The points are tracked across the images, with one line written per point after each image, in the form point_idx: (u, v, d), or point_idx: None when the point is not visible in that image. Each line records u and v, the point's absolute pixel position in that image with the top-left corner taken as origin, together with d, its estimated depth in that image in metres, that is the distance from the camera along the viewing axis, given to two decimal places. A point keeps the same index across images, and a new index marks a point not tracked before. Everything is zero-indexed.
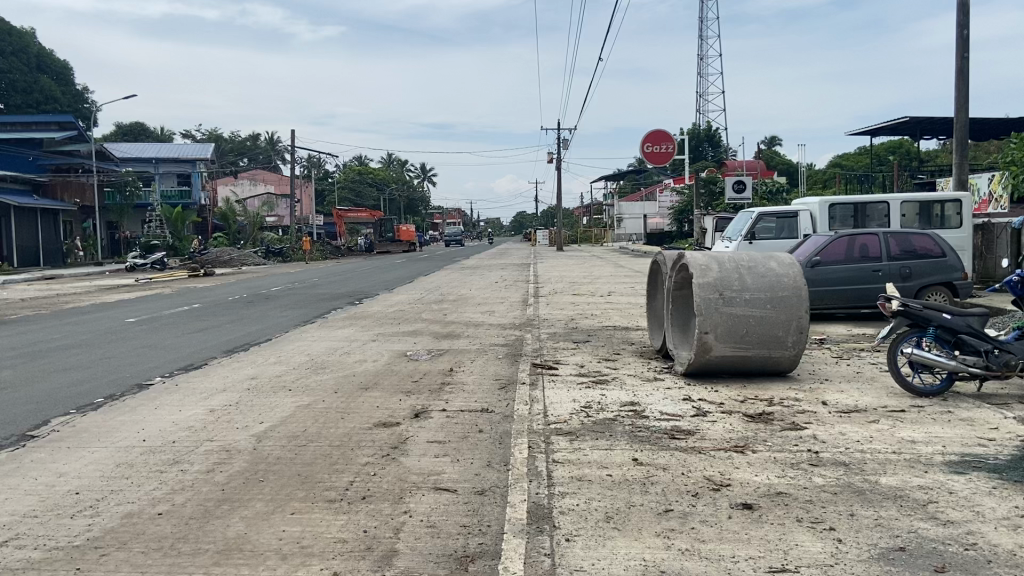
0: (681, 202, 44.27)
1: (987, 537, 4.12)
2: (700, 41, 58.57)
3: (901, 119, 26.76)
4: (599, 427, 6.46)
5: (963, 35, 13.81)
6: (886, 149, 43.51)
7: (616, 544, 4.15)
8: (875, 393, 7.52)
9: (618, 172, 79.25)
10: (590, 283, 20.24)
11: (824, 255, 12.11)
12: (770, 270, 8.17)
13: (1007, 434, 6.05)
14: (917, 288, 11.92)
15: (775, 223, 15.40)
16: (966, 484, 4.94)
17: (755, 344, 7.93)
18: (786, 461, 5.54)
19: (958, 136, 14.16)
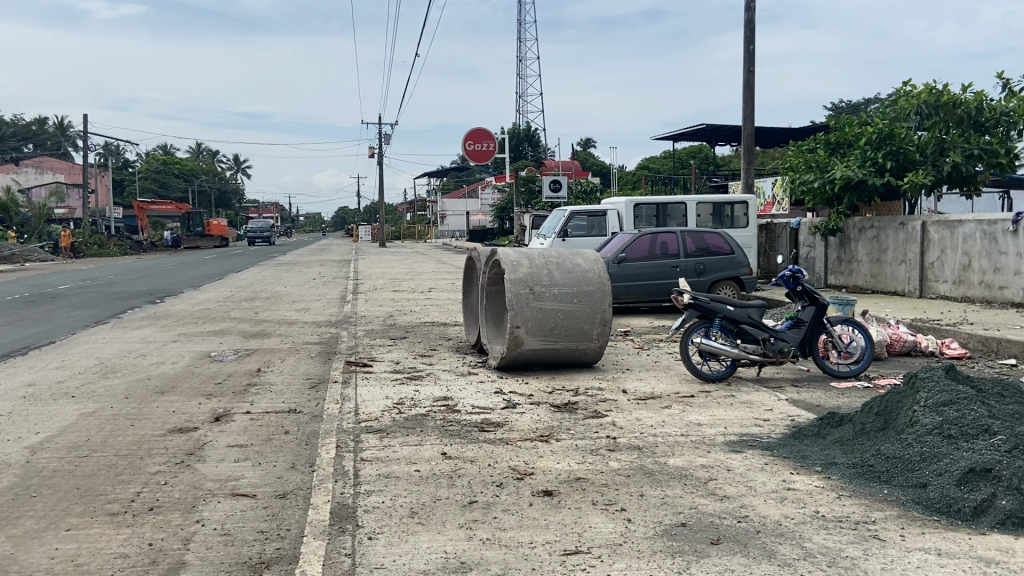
0: (502, 200, 45.24)
1: (757, 509, 4.54)
2: (519, 44, 60.25)
3: (698, 125, 28.87)
4: (409, 423, 6.45)
5: (749, 49, 15.10)
6: (688, 155, 46.46)
7: (418, 539, 4.17)
8: (670, 380, 8.08)
9: (441, 169, 79.63)
10: (410, 279, 20.18)
11: (629, 252, 12.82)
12: (577, 266, 8.51)
13: (780, 414, 6.71)
14: (710, 283, 12.92)
15: (586, 222, 15.91)
16: (742, 461, 5.43)
17: (562, 338, 8.26)
18: (586, 447, 5.82)
19: (746, 141, 15.45)
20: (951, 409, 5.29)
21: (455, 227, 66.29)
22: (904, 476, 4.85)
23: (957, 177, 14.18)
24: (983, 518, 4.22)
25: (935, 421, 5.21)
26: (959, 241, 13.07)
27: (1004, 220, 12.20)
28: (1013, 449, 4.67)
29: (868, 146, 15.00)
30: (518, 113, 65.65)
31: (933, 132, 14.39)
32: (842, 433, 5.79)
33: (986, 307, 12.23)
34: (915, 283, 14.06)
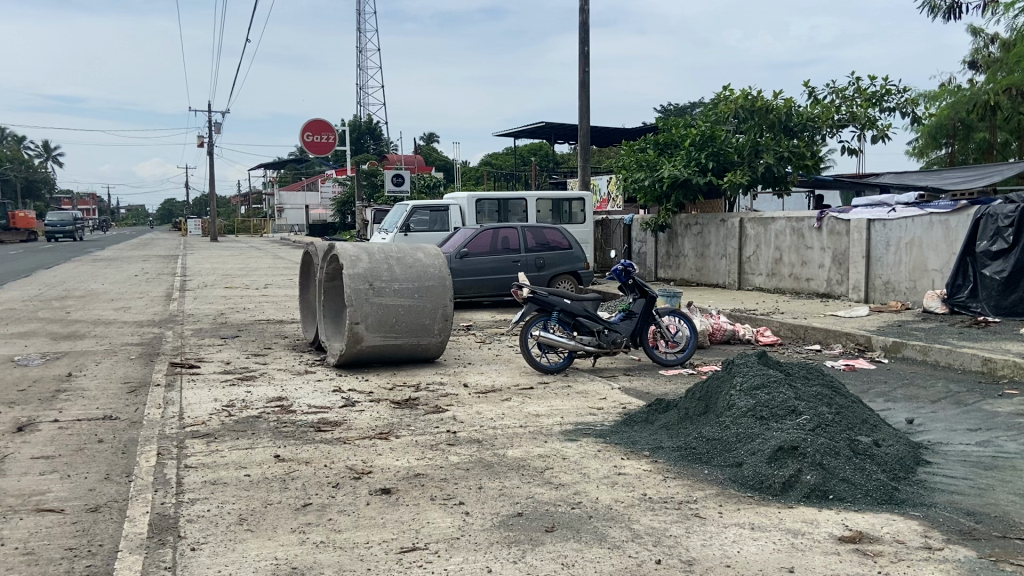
0: (343, 194, 44.28)
1: (590, 495, 4.69)
2: (360, 35, 59.11)
3: (537, 123, 29.51)
4: (240, 426, 6.15)
5: (584, 51, 15.60)
6: (528, 152, 47.44)
7: (247, 546, 3.97)
8: (510, 373, 8.21)
9: (279, 162, 76.76)
10: (244, 276, 19.26)
11: (471, 247, 12.91)
12: (417, 261, 8.44)
13: (613, 402, 6.98)
14: (549, 277, 13.24)
15: (428, 216, 15.75)
16: (577, 449, 5.60)
17: (404, 333, 8.17)
18: (425, 443, 5.79)
19: (582, 139, 15.97)
20: (763, 392, 5.71)
21: (295, 221, 64.11)
22: (722, 456, 5.18)
23: (769, 177, 15.28)
24: (791, 492, 4.59)
25: (749, 403, 5.60)
26: (772, 237, 14.17)
27: (810, 217, 13.35)
28: (816, 428, 5.10)
29: (692, 147, 15.93)
30: (360, 105, 64.42)
31: (749, 135, 15.40)
32: (668, 418, 6.11)
33: (795, 297, 13.34)
34: (734, 276, 15.10)
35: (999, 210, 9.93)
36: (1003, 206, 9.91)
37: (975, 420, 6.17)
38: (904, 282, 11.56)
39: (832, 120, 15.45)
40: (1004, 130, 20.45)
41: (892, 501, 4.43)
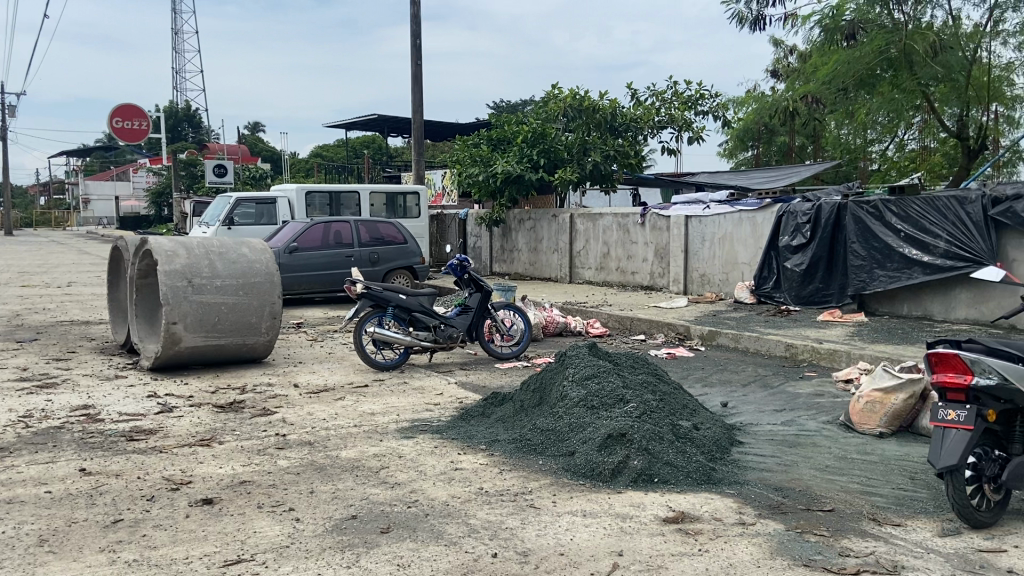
0: (159, 185, 41.37)
1: (426, 493, 4.63)
2: (177, 16, 55.44)
3: (369, 116, 28.95)
4: (39, 438, 5.55)
5: (416, 44, 15.47)
6: (360, 145, 46.49)
7: (47, 571, 3.58)
8: (343, 371, 7.98)
9: (84, 149, 70.54)
10: (42, 273, 17.47)
11: (301, 241, 12.44)
12: (242, 256, 7.99)
13: (449, 398, 6.95)
14: (384, 272, 13.01)
15: (254, 208, 14.71)
16: (414, 446, 5.52)
17: (227, 333, 7.72)
18: (253, 448, 5.49)
19: (415, 133, 15.84)
20: (593, 382, 5.88)
21: (103, 213, 59.15)
22: (555, 446, 5.29)
23: (597, 174, 15.99)
24: (619, 477, 4.76)
25: (581, 393, 5.75)
26: (600, 232, 14.74)
27: (635, 214, 13.99)
28: (642, 415, 5.31)
29: (524, 144, 16.21)
30: (177, 91, 60.43)
31: (578, 133, 15.87)
32: (504, 411, 6.17)
33: (621, 290, 13.95)
34: (565, 271, 15.60)
35: (798, 208, 10.83)
36: (802, 205, 10.83)
37: (780, 401, 6.69)
38: (718, 275, 12.37)
39: (653, 121, 16.28)
40: (801, 135, 22.44)
41: (710, 481, 4.70)
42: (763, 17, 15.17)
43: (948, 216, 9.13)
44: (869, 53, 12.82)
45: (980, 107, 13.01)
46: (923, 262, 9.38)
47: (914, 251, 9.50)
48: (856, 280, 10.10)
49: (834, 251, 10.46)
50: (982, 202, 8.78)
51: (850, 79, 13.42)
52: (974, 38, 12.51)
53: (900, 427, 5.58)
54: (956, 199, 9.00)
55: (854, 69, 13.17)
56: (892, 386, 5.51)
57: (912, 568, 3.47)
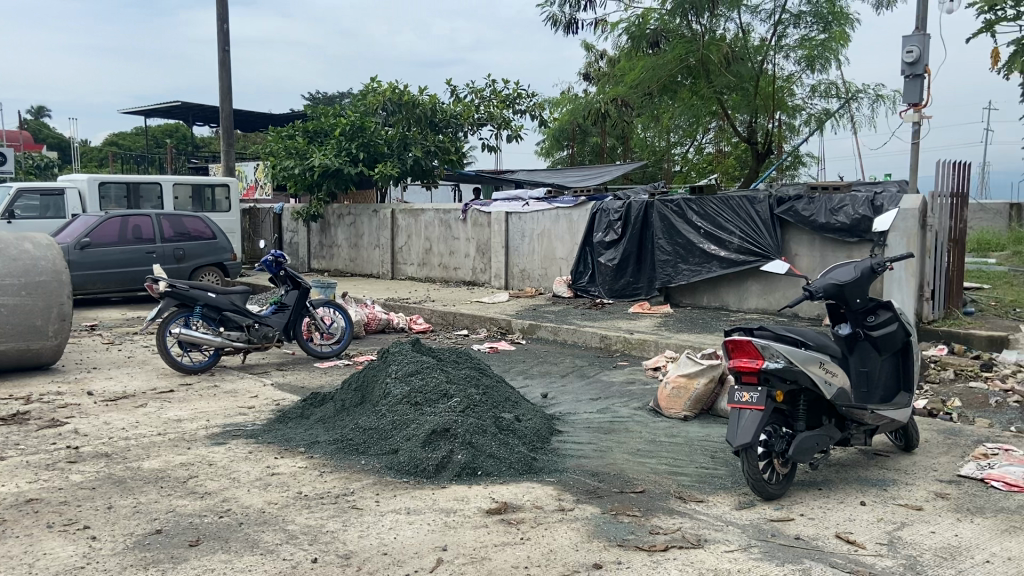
0: None
1: (240, 501, 4.39)
2: None
3: (172, 104, 27.07)
4: None
5: (223, 29, 14.67)
6: (163, 134, 43.40)
7: None
8: (145, 376, 7.40)
9: None
10: None
11: (95, 235, 11.39)
12: (24, 252, 7.18)
13: (264, 400, 6.64)
14: (190, 269, 12.23)
15: (38, 200, 13.26)
16: (226, 453, 5.22)
17: (7, 338, 6.93)
18: (40, 463, 4.95)
19: (225, 123, 15.01)
20: (416, 378, 5.83)
21: None
22: (378, 445, 5.20)
23: (418, 169, 15.99)
24: (443, 473, 4.76)
25: (403, 390, 5.68)
26: (421, 228, 14.71)
27: (456, 210, 14.08)
28: (465, 409, 5.33)
29: (343, 136, 15.69)
30: None
31: (397, 128, 15.72)
32: (324, 412, 5.99)
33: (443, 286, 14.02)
34: (387, 267, 15.45)
35: (611, 206, 11.38)
36: (613, 203, 11.38)
37: (595, 391, 7.00)
38: (537, 270, 12.74)
39: (472, 118, 16.46)
40: (612, 137, 23.56)
41: (532, 470, 4.82)
42: (575, 21, 15.77)
43: (740, 214, 9.90)
44: (670, 61, 13.69)
45: (766, 115, 14.25)
46: (720, 257, 10.13)
47: (712, 247, 10.23)
48: (663, 273, 10.76)
49: (643, 246, 11.07)
50: (769, 201, 9.57)
51: (654, 85, 14.26)
52: (760, 51, 13.69)
53: (702, 409, 6.01)
54: (747, 199, 9.78)
55: (658, 75, 13.99)
56: (694, 371, 5.94)
57: (714, 540, 3.74)
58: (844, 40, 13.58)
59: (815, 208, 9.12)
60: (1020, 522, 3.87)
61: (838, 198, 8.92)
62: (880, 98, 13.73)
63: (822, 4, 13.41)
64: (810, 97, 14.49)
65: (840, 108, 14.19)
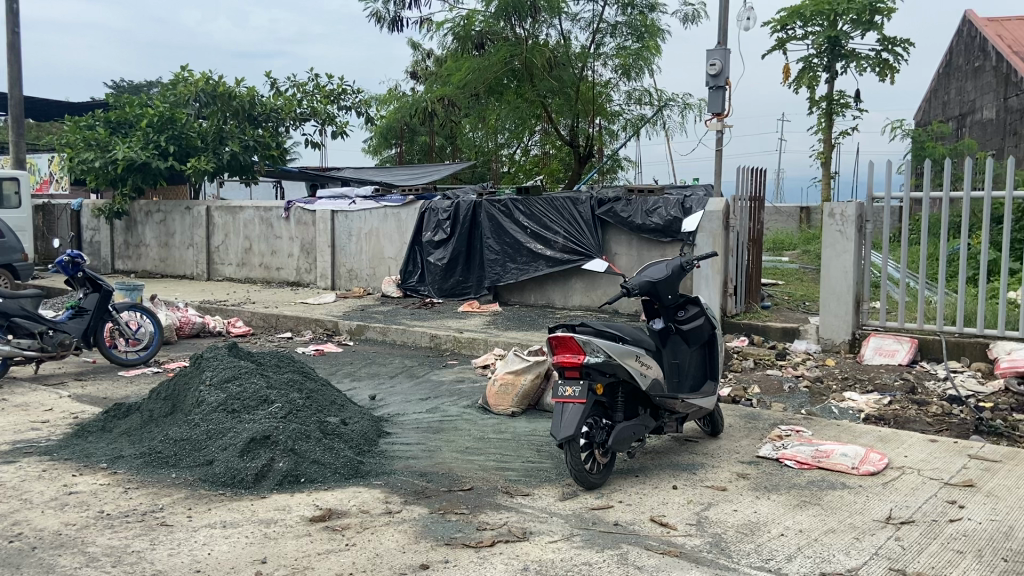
0: None
1: (32, 524, 3.97)
2: None
3: None
4: None
5: (11, 7, 13.26)
6: None
7: None
8: None
9: None
10: None
11: None
12: None
13: (60, 413, 6.06)
14: None
15: None
16: (15, 473, 4.70)
17: None
18: None
19: (13, 109, 13.55)
20: (234, 384, 5.54)
21: None
22: (192, 456, 4.89)
23: (235, 165, 15.33)
24: (264, 482, 4.54)
25: (220, 397, 5.37)
26: (240, 226, 14.05)
27: (277, 208, 13.56)
28: (287, 415, 5.11)
29: (149, 128, 14.82)
30: None
31: (213, 121, 14.89)
32: (130, 424, 5.57)
33: (265, 287, 13.46)
34: (203, 268, 14.62)
35: (439, 205, 11.43)
36: (442, 202, 11.42)
37: (424, 390, 6.98)
38: (365, 270, 12.53)
39: (294, 113, 15.65)
40: (439, 137, 23.62)
41: (358, 475, 4.72)
42: (400, 18, 15.64)
43: (564, 214, 10.22)
44: (495, 64, 13.95)
45: (587, 120, 14.82)
46: (545, 256, 10.41)
47: (538, 246, 10.49)
48: (491, 272, 10.92)
49: (471, 246, 11.19)
50: (590, 202, 9.93)
51: (481, 86, 14.30)
52: (581, 58, 14.23)
53: (529, 405, 6.14)
54: (570, 200, 10.11)
55: (483, 76, 14.18)
56: (521, 368, 6.07)
57: (538, 532, 3.83)
58: (656, 50, 14.33)
59: (632, 210, 9.56)
60: (809, 496, 4.27)
61: (653, 200, 9.39)
62: (688, 106, 14.68)
63: (635, 16, 14.16)
64: (626, 104, 15.24)
65: (654, 115, 15.03)
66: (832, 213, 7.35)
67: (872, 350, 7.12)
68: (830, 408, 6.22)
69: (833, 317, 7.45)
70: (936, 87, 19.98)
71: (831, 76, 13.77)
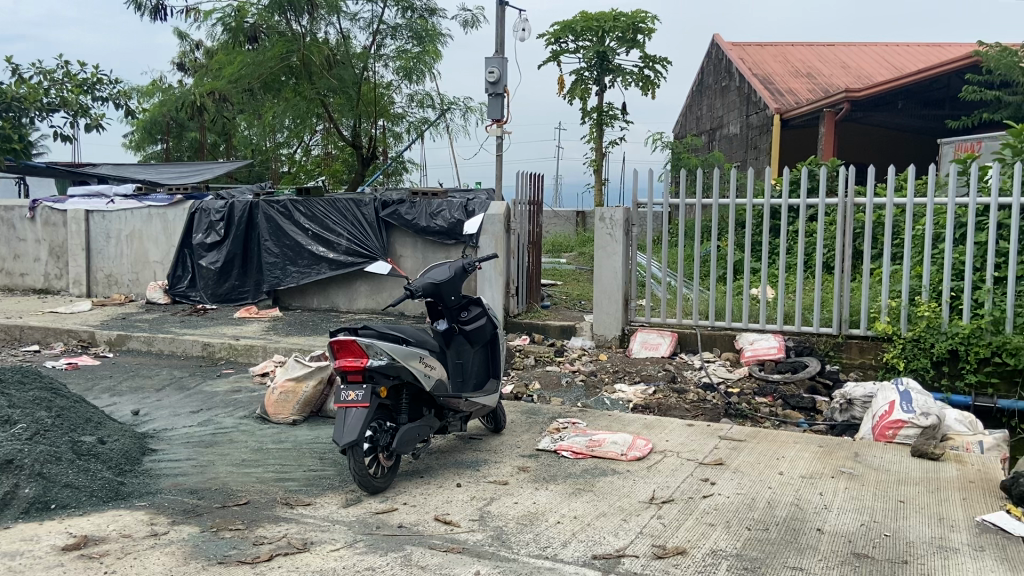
0: None
1: None
2: None
3: None
4: None
5: None
6: None
7: None
8: None
9: None
10: None
11: None
12: None
13: None
14: None
15: None
16: None
17: None
18: None
19: None
20: None
21: None
22: None
23: None
24: (5, 512, 4.01)
25: None
26: None
27: (20, 207, 12.11)
28: (34, 436, 4.55)
29: None
30: None
31: None
32: None
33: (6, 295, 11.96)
34: None
35: (211, 206, 10.82)
36: (215, 203, 10.86)
37: (196, 402, 6.54)
38: (127, 275, 11.53)
39: (40, 102, 14.18)
40: (211, 133, 22.26)
41: (118, 497, 4.32)
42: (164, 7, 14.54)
43: (347, 216, 10.02)
44: (270, 59, 13.42)
45: (369, 121, 14.66)
46: (327, 258, 10.14)
47: (320, 248, 10.20)
48: (270, 276, 10.46)
49: (248, 249, 10.67)
50: (374, 204, 9.81)
51: (254, 82, 13.81)
52: (361, 58, 14.04)
53: (311, 412, 5.96)
54: (353, 202, 9.93)
55: (257, 71, 13.57)
56: (302, 374, 5.87)
57: (319, 542, 3.72)
58: (436, 55, 14.48)
59: (417, 212, 9.55)
60: (583, 483, 4.52)
61: (437, 203, 9.44)
62: (469, 110, 14.97)
63: (415, 20, 14.24)
64: (409, 106, 15.25)
65: (436, 117, 15.18)
66: (602, 217, 7.82)
67: (639, 344, 7.69)
68: (603, 400, 6.64)
69: (605, 316, 7.95)
70: (691, 103, 21.96)
71: (600, 88, 14.70)
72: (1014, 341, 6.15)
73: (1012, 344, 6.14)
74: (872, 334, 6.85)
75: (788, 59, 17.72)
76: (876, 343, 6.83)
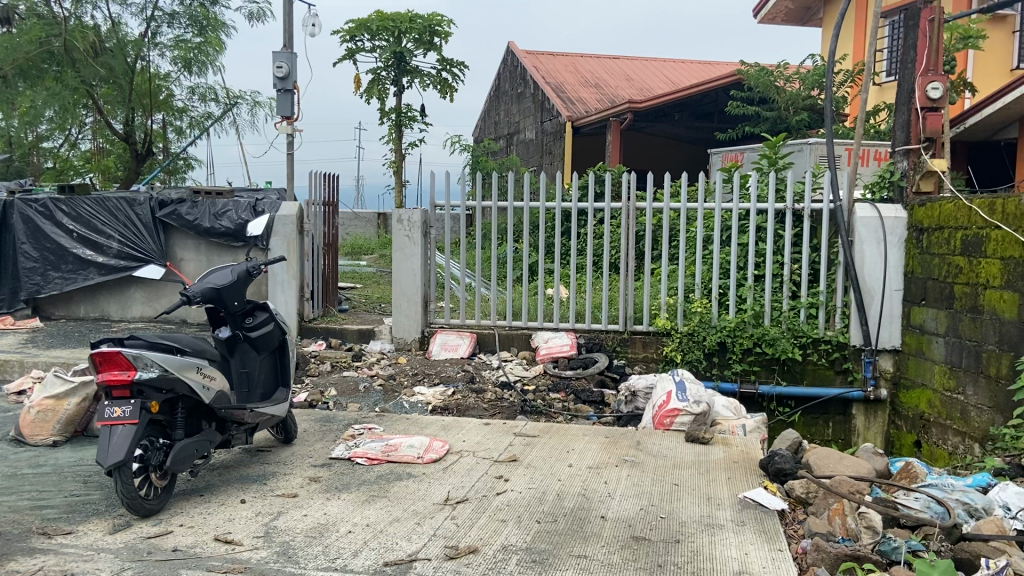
0: None
1: None
2: None
3: None
4: None
5: None
6: None
7: None
8: None
9: None
10: None
11: None
12: None
13: None
14: None
15: None
16: None
17: None
18: None
19: None
20: None
21: None
22: None
23: None
24: None
25: None
26: None
27: None
28: None
29: None
30: None
31: None
32: None
33: None
34: None
35: None
36: None
37: None
38: None
39: None
40: None
41: None
42: None
43: (118, 217, 9.19)
44: (26, 43, 12.19)
45: (144, 114, 13.56)
46: (96, 263, 9.26)
47: (88, 252, 9.29)
48: (28, 283, 9.37)
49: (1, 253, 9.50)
50: (149, 204, 9.08)
51: (7, 66, 12.30)
52: (135, 46, 12.76)
53: (75, 432, 5.39)
54: (125, 201, 9.11)
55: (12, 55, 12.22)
56: (63, 391, 5.27)
57: (80, 573, 3.35)
58: (219, 46, 13.64)
59: (199, 213, 8.94)
60: (377, 489, 4.43)
61: (221, 203, 8.91)
62: (257, 105, 14.26)
63: (194, 7, 13.42)
64: (190, 99, 14.28)
65: (221, 112, 14.33)
66: (400, 219, 7.74)
67: (439, 346, 7.71)
68: (402, 403, 6.59)
69: (404, 319, 7.87)
70: (489, 109, 22.43)
71: (397, 90, 14.61)
72: (770, 333, 6.85)
73: (770, 336, 6.85)
74: (653, 329, 7.32)
75: (578, 69, 18.60)
76: (657, 338, 7.29)
